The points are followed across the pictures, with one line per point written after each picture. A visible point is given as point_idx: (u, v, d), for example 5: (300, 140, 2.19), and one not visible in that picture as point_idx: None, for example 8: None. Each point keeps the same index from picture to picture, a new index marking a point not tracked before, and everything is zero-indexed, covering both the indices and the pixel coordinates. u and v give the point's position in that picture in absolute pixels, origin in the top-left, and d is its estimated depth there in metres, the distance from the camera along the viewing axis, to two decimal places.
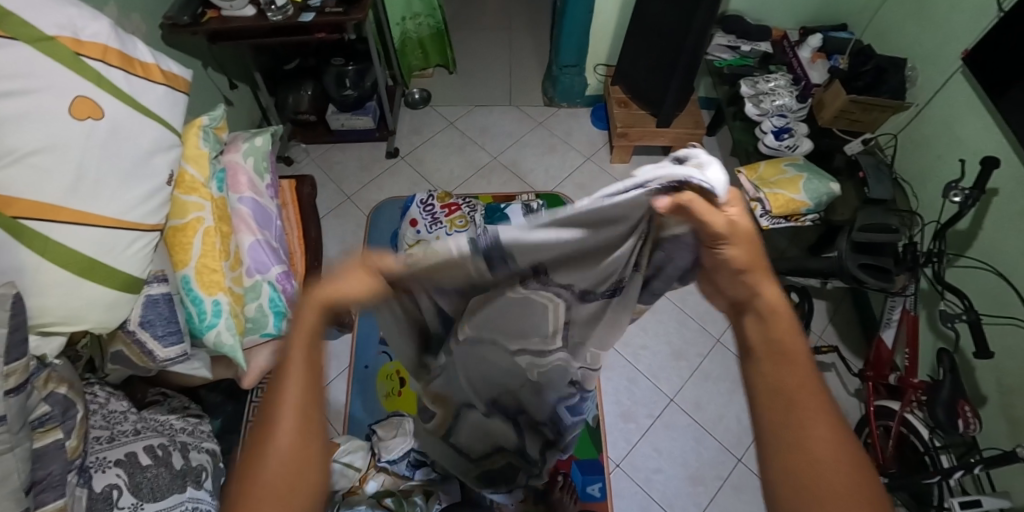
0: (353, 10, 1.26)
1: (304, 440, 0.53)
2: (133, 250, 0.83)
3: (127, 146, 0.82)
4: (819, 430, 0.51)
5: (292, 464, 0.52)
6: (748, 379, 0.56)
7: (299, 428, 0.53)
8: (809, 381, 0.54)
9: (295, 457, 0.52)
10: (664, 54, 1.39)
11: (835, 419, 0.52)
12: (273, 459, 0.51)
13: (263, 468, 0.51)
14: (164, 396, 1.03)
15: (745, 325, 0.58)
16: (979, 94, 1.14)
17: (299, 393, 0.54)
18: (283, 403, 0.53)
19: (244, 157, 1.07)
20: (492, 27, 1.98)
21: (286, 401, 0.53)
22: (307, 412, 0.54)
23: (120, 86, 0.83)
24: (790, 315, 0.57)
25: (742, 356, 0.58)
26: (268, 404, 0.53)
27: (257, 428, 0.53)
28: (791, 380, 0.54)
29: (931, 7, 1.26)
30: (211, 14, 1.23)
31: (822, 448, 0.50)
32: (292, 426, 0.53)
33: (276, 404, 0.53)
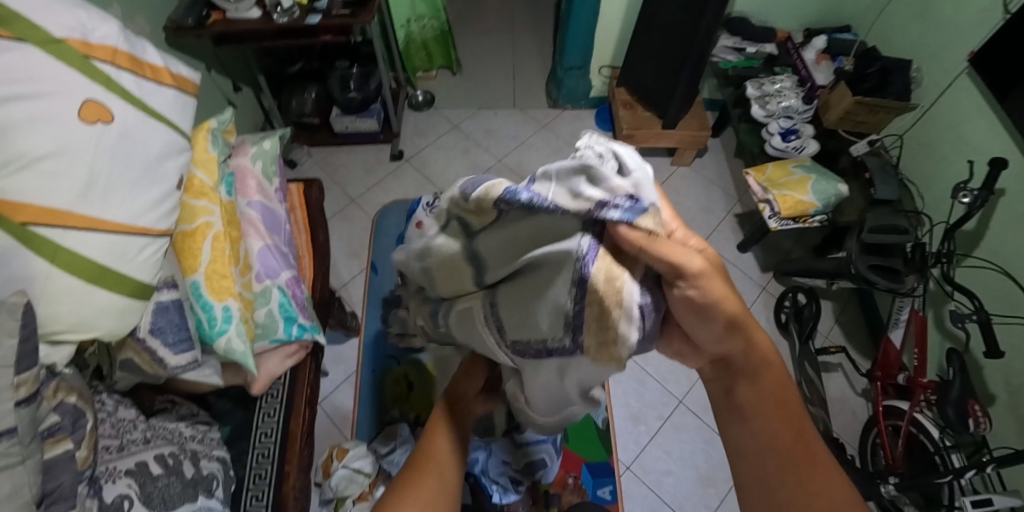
0: (360, 12, 1.25)
1: (449, 487, 0.62)
2: (144, 256, 0.81)
3: (137, 150, 0.80)
4: (821, 488, 0.49)
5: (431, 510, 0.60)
6: (737, 441, 0.51)
7: (445, 477, 0.62)
8: (805, 429, 0.50)
9: (434, 509, 0.60)
10: (671, 56, 1.39)
11: (832, 466, 0.50)
12: (415, 503, 0.59)
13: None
14: (173, 403, 1.01)
15: (730, 386, 0.50)
16: (985, 95, 1.15)
17: (446, 444, 0.64)
18: (430, 460, 0.63)
19: (252, 161, 1.06)
20: (495, 29, 1.98)
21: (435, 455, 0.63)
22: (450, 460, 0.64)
23: (130, 89, 0.82)
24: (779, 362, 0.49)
25: (723, 406, 0.51)
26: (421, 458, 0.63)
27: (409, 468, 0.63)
28: (790, 436, 0.49)
29: (936, 9, 1.27)
30: (215, 16, 1.22)
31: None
32: (437, 465, 0.63)
33: (427, 458, 0.63)
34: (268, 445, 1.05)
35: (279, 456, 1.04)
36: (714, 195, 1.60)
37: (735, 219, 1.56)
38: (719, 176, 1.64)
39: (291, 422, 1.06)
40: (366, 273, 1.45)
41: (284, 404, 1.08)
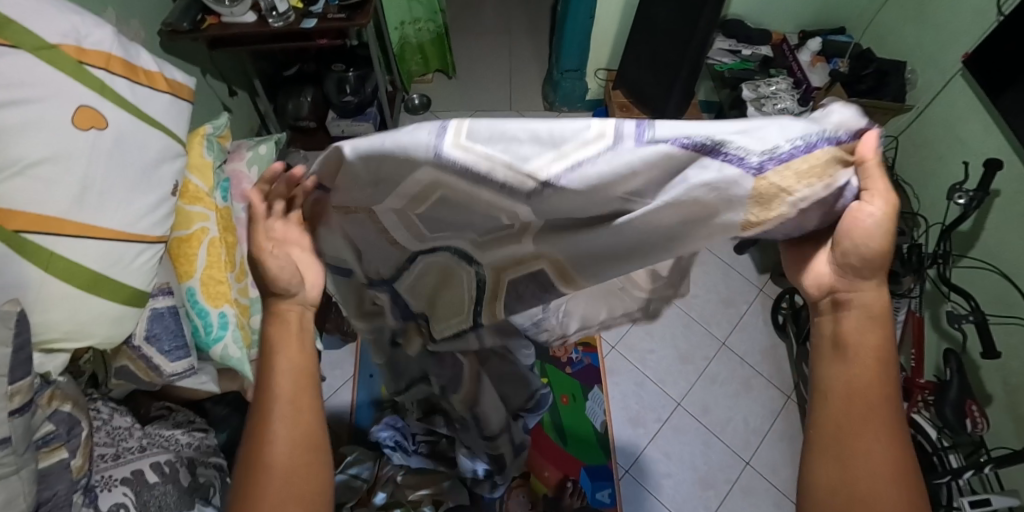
0: (356, 16, 1.25)
1: (312, 422, 0.55)
2: (139, 263, 0.81)
3: (131, 156, 0.80)
4: (877, 448, 0.45)
5: (298, 462, 0.53)
6: (812, 374, 0.49)
7: (303, 408, 0.55)
8: (882, 394, 0.46)
9: (293, 454, 0.53)
10: (667, 58, 1.39)
11: (893, 433, 0.46)
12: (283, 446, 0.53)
13: (269, 466, 0.52)
14: (169, 410, 1.00)
15: (832, 315, 0.48)
16: (979, 96, 1.15)
17: (288, 371, 0.57)
18: (270, 407, 0.54)
19: (248, 166, 1.05)
20: (491, 32, 1.98)
21: (276, 394, 0.55)
22: (294, 401, 0.55)
23: (124, 95, 0.81)
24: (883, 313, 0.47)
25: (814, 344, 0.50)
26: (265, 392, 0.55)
27: (250, 438, 0.54)
28: (859, 393, 0.46)
29: (931, 10, 1.28)
30: (211, 20, 1.22)
31: (879, 470, 0.45)
32: (286, 422, 0.54)
33: (273, 390, 0.55)
34: None
35: None
36: None
37: None
38: None
39: None
40: None
41: None
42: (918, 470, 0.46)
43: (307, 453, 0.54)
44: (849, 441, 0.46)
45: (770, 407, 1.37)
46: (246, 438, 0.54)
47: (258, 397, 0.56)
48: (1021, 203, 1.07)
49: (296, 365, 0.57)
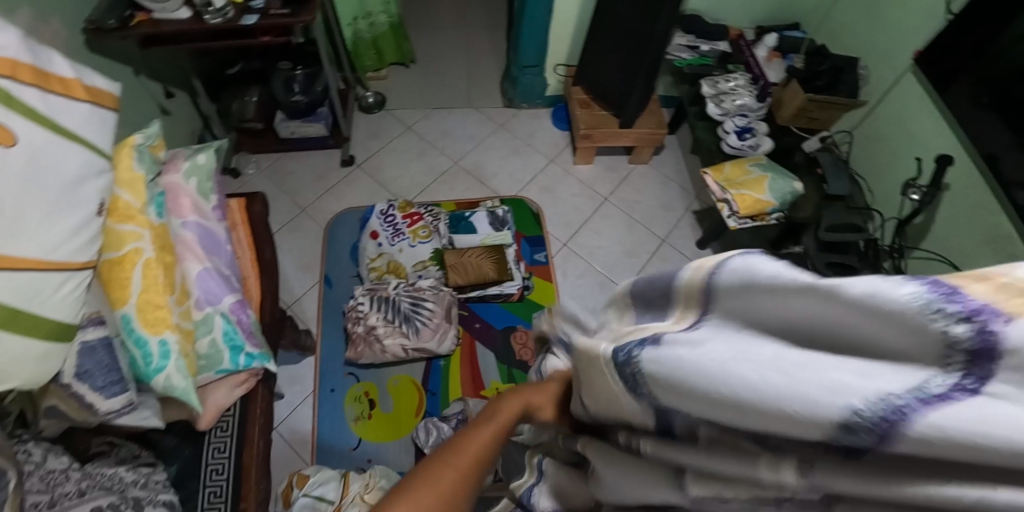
0: (301, 11, 1.17)
1: (466, 498, 0.47)
2: (62, 294, 0.73)
3: (49, 176, 0.72)
4: None
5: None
6: None
7: (469, 476, 0.47)
8: None
9: (446, 508, 0.45)
10: (629, 54, 1.37)
11: None
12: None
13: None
14: (112, 445, 0.93)
15: None
16: (928, 92, 1.18)
17: (486, 444, 0.49)
18: (459, 460, 0.47)
19: (186, 178, 0.97)
20: (446, 25, 1.92)
21: (469, 451, 0.48)
22: (477, 472, 0.48)
23: (36, 106, 0.72)
24: None
25: None
26: (451, 449, 0.48)
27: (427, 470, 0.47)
28: None
29: (882, 7, 1.30)
30: (141, 17, 1.12)
31: None
32: (460, 475, 0.46)
33: (458, 450, 0.48)
34: (220, 483, 0.96)
35: (234, 493, 0.96)
36: (673, 193, 1.60)
37: (694, 216, 1.56)
38: (678, 173, 1.64)
39: (244, 457, 0.99)
40: (320, 287, 1.38)
41: (235, 436, 1.01)
42: None
43: (475, 490, 0.47)
44: None
45: None
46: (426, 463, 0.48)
47: (445, 455, 0.48)
48: (969, 196, 1.10)
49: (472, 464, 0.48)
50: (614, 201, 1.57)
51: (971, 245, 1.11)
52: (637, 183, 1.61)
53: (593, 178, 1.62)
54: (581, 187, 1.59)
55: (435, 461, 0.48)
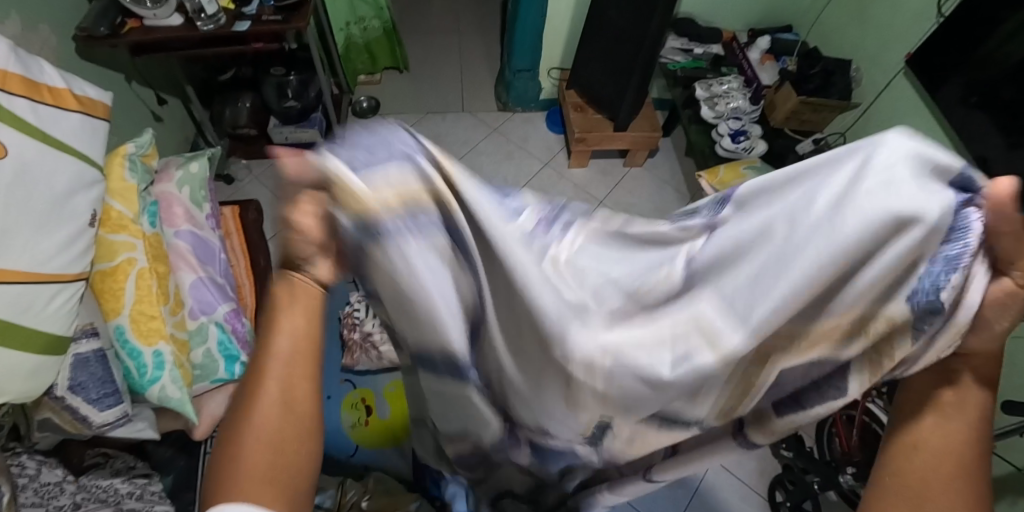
0: (293, 17, 1.16)
1: (297, 408, 0.47)
2: (54, 306, 0.72)
3: (40, 188, 0.71)
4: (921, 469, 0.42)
5: (286, 416, 0.47)
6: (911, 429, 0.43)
7: (290, 388, 0.47)
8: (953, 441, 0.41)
9: (286, 406, 0.47)
10: (622, 58, 1.37)
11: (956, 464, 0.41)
12: (257, 437, 0.45)
13: (252, 434, 0.45)
14: (106, 457, 0.92)
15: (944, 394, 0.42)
16: (920, 94, 1.19)
17: (290, 340, 0.48)
18: (267, 372, 0.47)
19: (179, 187, 0.97)
20: (439, 29, 1.92)
21: (273, 355, 0.47)
22: (301, 366, 0.48)
23: (26, 118, 0.72)
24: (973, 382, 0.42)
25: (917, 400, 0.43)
26: (258, 359, 0.48)
27: (242, 391, 0.48)
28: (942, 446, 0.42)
29: (873, 9, 1.31)
30: (132, 23, 1.11)
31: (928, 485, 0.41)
32: (279, 386, 0.47)
33: (267, 357, 0.47)
34: None
35: None
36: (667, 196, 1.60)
37: None
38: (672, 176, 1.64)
39: None
40: None
41: None
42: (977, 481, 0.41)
43: (303, 400, 0.48)
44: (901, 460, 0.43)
45: None
46: (240, 388, 0.48)
47: (248, 376, 0.48)
48: None
49: (287, 360, 0.47)
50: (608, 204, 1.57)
51: None
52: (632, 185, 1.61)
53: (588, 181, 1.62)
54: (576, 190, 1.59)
55: (240, 387, 0.48)
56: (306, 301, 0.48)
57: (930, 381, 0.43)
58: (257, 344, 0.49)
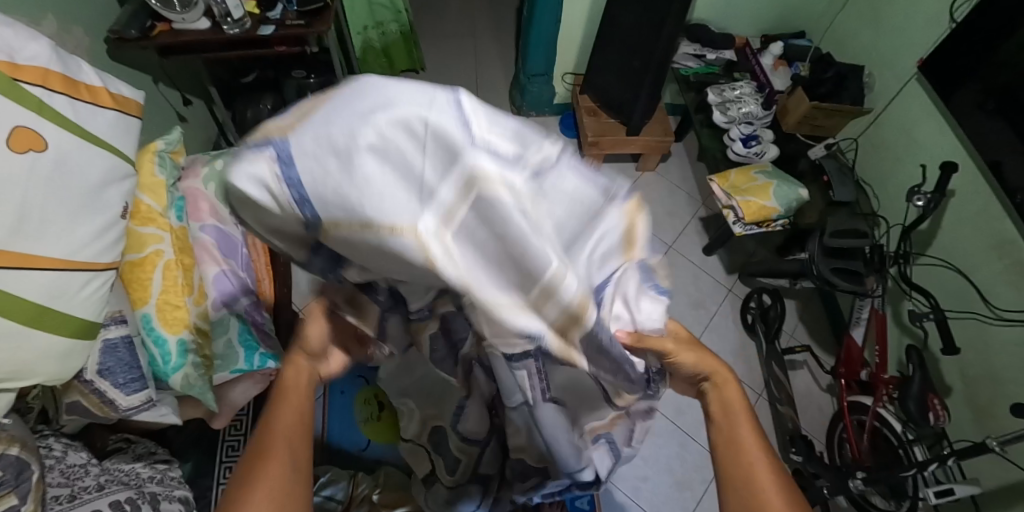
0: (316, 22, 1.20)
1: (294, 471, 0.56)
2: (86, 293, 0.76)
3: (75, 180, 0.75)
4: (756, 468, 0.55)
5: (296, 463, 0.56)
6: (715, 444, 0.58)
7: (289, 456, 0.56)
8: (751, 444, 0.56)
9: (294, 467, 0.56)
10: (635, 62, 1.39)
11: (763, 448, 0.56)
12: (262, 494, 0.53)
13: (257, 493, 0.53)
14: (128, 442, 0.95)
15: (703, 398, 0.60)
16: (933, 99, 1.19)
17: (288, 422, 0.58)
18: (274, 442, 0.56)
19: (204, 183, 1.00)
20: (455, 34, 1.95)
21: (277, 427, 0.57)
22: (300, 437, 0.58)
23: (65, 113, 0.75)
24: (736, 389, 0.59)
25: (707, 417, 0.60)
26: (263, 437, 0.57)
27: (252, 460, 0.55)
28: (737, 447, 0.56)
29: (887, 16, 1.32)
30: (161, 28, 1.15)
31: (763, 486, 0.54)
32: (280, 456, 0.55)
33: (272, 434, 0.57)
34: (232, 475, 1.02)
35: None
36: (679, 200, 1.62)
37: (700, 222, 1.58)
38: (684, 180, 1.66)
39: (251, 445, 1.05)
40: None
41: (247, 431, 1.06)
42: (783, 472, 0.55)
43: (301, 464, 0.57)
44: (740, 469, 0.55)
45: None
46: (247, 462, 0.55)
47: (251, 463, 0.55)
48: (974, 201, 1.11)
49: (289, 431, 0.58)
50: None
51: (977, 251, 1.11)
52: (644, 189, 1.63)
53: None
54: None
55: (247, 460, 0.56)
56: (300, 384, 0.63)
57: (727, 396, 0.59)
58: (263, 429, 0.58)
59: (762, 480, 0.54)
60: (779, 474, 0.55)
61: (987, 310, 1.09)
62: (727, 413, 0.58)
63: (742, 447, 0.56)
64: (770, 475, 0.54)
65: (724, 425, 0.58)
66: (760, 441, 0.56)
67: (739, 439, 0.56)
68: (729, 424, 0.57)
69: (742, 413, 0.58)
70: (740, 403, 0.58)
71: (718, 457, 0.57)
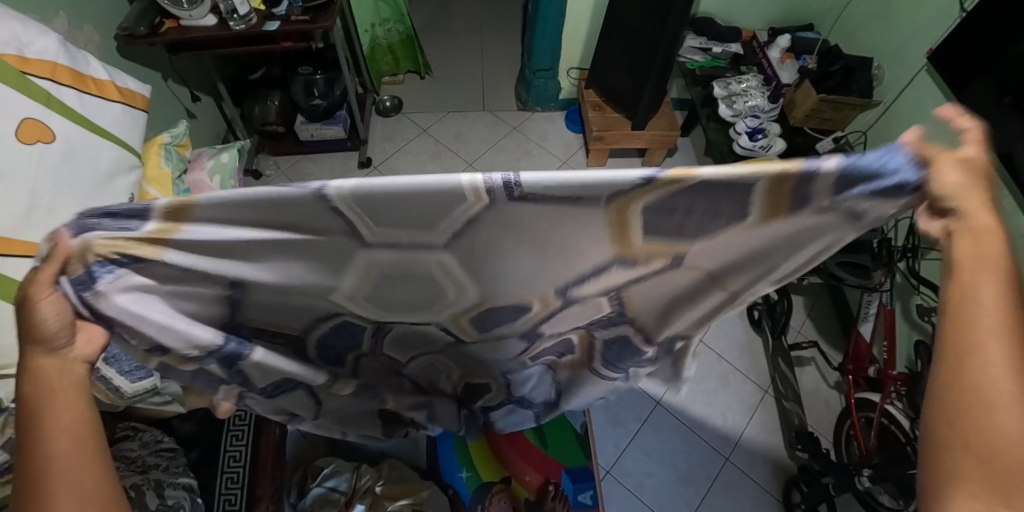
0: (321, 17, 1.22)
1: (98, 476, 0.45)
2: None
3: (84, 169, 0.76)
4: (993, 367, 0.41)
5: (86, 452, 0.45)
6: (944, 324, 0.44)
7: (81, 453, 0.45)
8: (996, 331, 0.42)
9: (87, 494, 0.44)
10: (641, 55, 1.38)
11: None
12: None
13: None
14: (135, 430, 0.95)
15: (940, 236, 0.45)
16: (944, 91, 1.17)
17: (68, 422, 0.45)
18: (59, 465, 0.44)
19: (210, 176, 1.01)
20: (462, 31, 1.96)
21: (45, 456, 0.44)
22: (91, 429, 0.46)
23: (72, 106, 0.77)
24: (1000, 247, 0.43)
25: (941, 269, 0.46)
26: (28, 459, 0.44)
27: (27, 492, 0.43)
28: (973, 336, 0.42)
29: (897, 6, 1.30)
30: (169, 24, 1.17)
31: (993, 429, 0.40)
32: (71, 452, 0.44)
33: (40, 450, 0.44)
34: (237, 469, 1.00)
35: (250, 479, 1.00)
36: None
37: None
38: None
39: (260, 441, 1.04)
40: None
41: (252, 426, 1.04)
42: None
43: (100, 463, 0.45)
44: (960, 361, 0.42)
45: (747, 402, 1.39)
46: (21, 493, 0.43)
47: (28, 494, 0.43)
48: None
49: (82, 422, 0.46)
50: None
51: None
52: None
53: None
54: None
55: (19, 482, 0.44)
56: (69, 382, 0.47)
57: (972, 241, 0.43)
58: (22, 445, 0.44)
59: (1004, 418, 0.40)
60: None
61: None
62: (976, 288, 0.43)
63: (975, 333, 0.42)
64: (1019, 406, 0.40)
65: (965, 301, 0.43)
66: (1019, 374, 0.41)
67: (983, 336, 0.42)
68: (973, 281, 0.43)
69: (994, 303, 0.42)
70: (999, 269, 0.43)
71: (943, 329, 0.44)
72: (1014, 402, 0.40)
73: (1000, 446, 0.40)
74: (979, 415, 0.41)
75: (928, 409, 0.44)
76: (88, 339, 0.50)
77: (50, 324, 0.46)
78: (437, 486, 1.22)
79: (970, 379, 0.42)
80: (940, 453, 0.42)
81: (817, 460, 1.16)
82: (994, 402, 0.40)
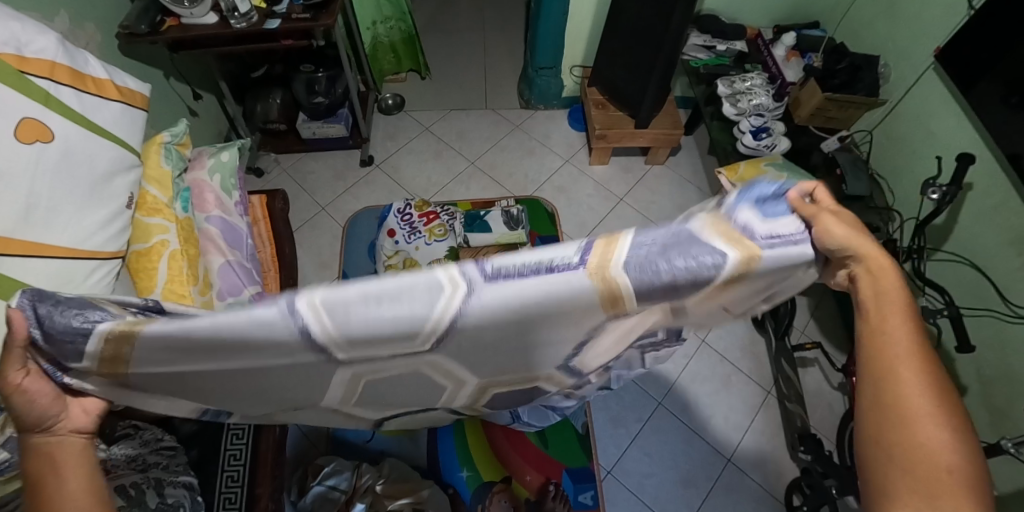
0: (322, 15, 1.21)
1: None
2: (92, 281, 0.76)
3: (82, 169, 0.76)
4: (907, 389, 0.48)
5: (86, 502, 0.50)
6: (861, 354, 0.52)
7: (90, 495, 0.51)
8: (904, 358, 0.49)
9: None
10: (644, 53, 1.37)
11: (929, 370, 0.49)
12: None
13: None
14: (136, 429, 0.94)
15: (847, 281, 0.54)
16: (951, 90, 1.16)
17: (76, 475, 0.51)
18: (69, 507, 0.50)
19: (210, 175, 1.01)
20: (466, 29, 1.95)
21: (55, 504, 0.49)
22: (92, 481, 0.52)
23: (71, 105, 0.77)
24: (898, 285, 0.51)
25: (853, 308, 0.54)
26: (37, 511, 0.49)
27: None
28: (886, 364, 0.50)
29: (903, 3, 1.29)
30: (170, 22, 1.17)
31: (921, 443, 0.47)
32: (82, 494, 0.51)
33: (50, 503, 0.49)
34: (237, 467, 1.01)
35: (250, 477, 1.00)
36: (689, 194, 1.59)
37: None
38: (694, 174, 1.63)
39: (261, 440, 1.03)
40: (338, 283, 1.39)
41: (252, 424, 1.04)
42: (960, 415, 0.48)
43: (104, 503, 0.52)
44: (876, 386, 0.50)
45: (749, 403, 1.38)
46: None
47: None
48: (992, 194, 1.07)
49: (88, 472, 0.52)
50: (629, 202, 1.56)
51: (995, 247, 1.08)
52: (653, 183, 1.61)
53: (609, 178, 1.62)
54: (597, 187, 1.60)
55: None
56: (72, 457, 0.52)
57: (875, 282, 0.52)
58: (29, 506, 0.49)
59: (926, 432, 0.47)
60: (956, 434, 0.47)
61: (1006, 308, 1.05)
62: (885, 323, 0.51)
63: (887, 358, 0.50)
64: (934, 421, 0.47)
65: (875, 333, 0.51)
66: (931, 395, 0.48)
67: (895, 363, 0.49)
68: (879, 317, 0.51)
69: (905, 332, 0.50)
70: (901, 304, 0.51)
71: (862, 358, 0.52)
72: (929, 417, 0.47)
73: (928, 456, 0.46)
74: (907, 434, 0.47)
75: (860, 431, 0.51)
76: (82, 408, 0.55)
77: (36, 405, 0.51)
78: (437, 485, 1.20)
79: (890, 401, 0.49)
80: (874, 465, 0.49)
81: (819, 462, 1.15)
82: (916, 419, 0.48)
